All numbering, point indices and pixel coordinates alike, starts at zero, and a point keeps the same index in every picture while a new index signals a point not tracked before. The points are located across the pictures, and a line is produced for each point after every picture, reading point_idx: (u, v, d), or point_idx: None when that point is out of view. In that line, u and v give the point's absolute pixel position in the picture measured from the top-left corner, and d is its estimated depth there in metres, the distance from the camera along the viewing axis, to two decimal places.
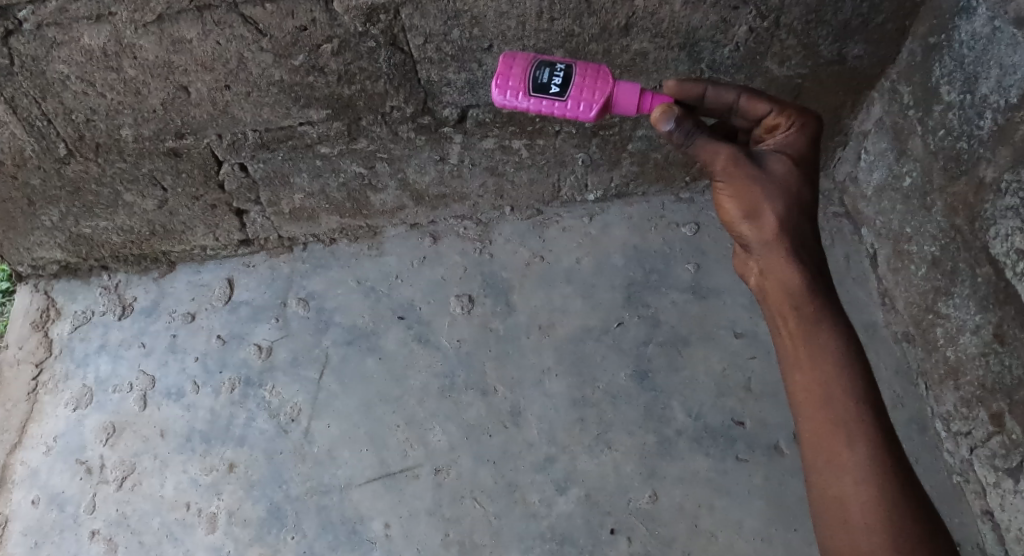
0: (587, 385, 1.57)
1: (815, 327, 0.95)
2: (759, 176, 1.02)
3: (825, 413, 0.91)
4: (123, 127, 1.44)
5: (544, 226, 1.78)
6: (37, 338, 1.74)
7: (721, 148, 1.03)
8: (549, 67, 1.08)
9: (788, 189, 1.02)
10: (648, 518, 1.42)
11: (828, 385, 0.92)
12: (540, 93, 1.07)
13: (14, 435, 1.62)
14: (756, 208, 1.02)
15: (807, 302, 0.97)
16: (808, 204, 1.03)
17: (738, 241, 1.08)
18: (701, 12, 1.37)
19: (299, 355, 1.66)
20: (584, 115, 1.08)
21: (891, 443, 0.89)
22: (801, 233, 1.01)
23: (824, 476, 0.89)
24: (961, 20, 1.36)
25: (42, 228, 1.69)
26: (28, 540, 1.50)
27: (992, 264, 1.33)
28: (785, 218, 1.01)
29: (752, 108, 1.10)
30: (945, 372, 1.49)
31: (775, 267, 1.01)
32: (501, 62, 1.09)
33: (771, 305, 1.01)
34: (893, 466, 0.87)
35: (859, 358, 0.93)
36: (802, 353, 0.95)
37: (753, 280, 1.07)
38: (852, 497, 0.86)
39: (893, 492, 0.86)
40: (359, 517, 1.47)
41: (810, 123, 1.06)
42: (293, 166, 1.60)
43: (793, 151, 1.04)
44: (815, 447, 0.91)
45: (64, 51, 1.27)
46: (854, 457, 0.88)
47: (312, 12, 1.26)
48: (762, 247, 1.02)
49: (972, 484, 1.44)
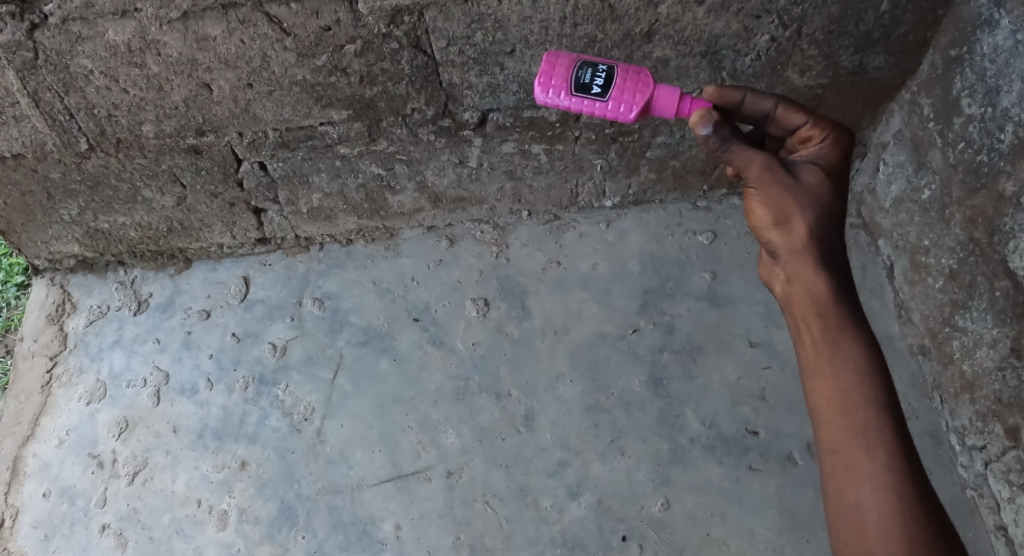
0: (602, 391, 1.56)
1: (838, 335, 0.95)
2: (791, 184, 1.01)
3: (845, 420, 0.90)
4: (145, 123, 1.44)
5: (560, 231, 1.78)
6: (52, 331, 1.74)
7: (756, 156, 1.01)
8: (592, 67, 1.08)
9: (818, 199, 1.00)
10: (659, 525, 1.42)
11: (848, 392, 0.91)
12: (582, 93, 1.06)
13: (28, 427, 1.63)
14: (787, 217, 1.00)
15: (831, 309, 0.96)
16: (838, 215, 1.01)
17: (765, 247, 1.06)
18: (724, 21, 1.37)
19: (314, 354, 1.66)
20: (623, 117, 1.07)
21: (910, 453, 0.88)
22: (829, 242, 0.99)
23: (841, 482, 0.89)
24: (983, 32, 1.35)
25: (61, 222, 1.69)
26: (38, 532, 1.51)
27: (1010, 278, 1.33)
28: (814, 227, 0.99)
29: (788, 118, 1.10)
30: (961, 386, 1.49)
31: (801, 275, 0.99)
32: (545, 60, 1.08)
33: (795, 312, 1.00)
34: (911, 476, 0.87)
35: (881, 367, 0.92)
36: (824, 359, 0.94)
37: (777, 287, 1.05)
38: (868, 503, 0.86)
39: (910, 500, 0.85)
40: (370, 518, 1.46)
41: (843, 138, 1.05)
42: (313, 166, 1.61)
43: (826, 164, 1.04)
44: (832, 452, 0.90)
45: (88, 46, 1.28)
46: (872, 464, 0.87)
47: (336, 12, 1.27)
48: (789, 255, 1.01)
49: (986, 499, 1.43)
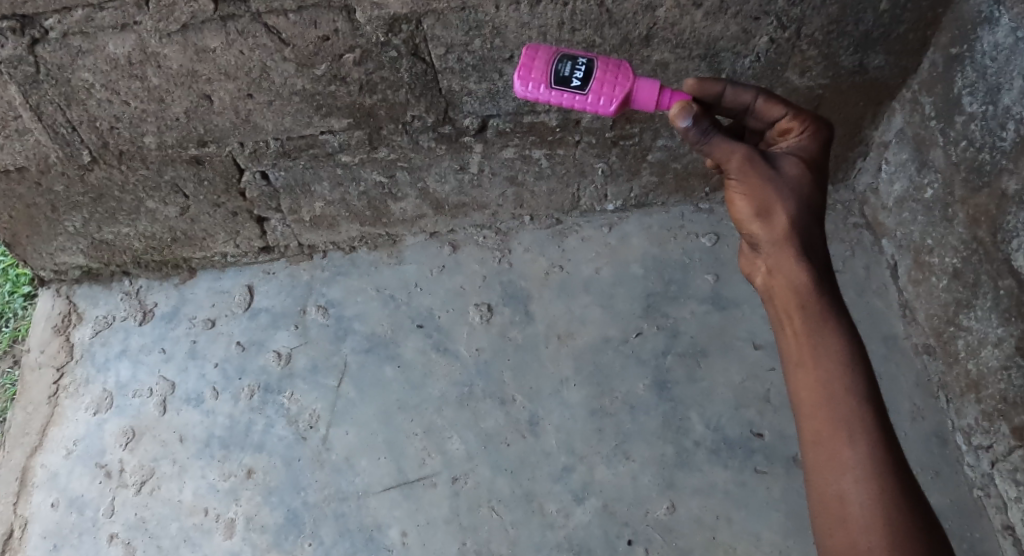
0: (606, 395, 1.57)
1: (820, 326, 0.93)
2: (772, 176, 1.00)
3: (827, 411, 0.89)
4: (147, 135, 1.45)
5: (563, 235, 1.78)
6: (59, 342, 1.75)
7: (736, 148, 1.01)
8: (571, 60, 1.07)
9: (798, 191, 1.00)
10: (665, 529, 1.42)
11: (830, 383, 0.90)
12: (561, 86, 1.06)
13: (36, 438, 1.64)
14: (768, 208, 1.00)
15: (812, 299, 0.95)
16: (818, 206, 1.01)
17: (748, 240, 1.06)
18: (722, 23, 1.37)
19: (318, 362, 1.66)
20: (603, 109, 1.06)
21: (892, 444, 0.87)
22: (810, 234, 0.99)
23: (824, 473, 0.87)
24: (984, 30, 1.35)
25: (66, 233, 1.71)
26: (47, 542, 1.52)
27: (1014, 276, 1.32)
28: (795, 218, 0.99)
29: (768, 110, 1.09)
30: (966, 385, 1.48)
31: (782, 266, 0.99)
32: (524, 54, 1.08)
33: (777, 304, 0.99)
34: (894, 467, 0.85)
35: (863, 357, 0.91)
36: (806, 350, 0.93)
37: (760, 280, 1.04)
38: (851, 494, 0.84)
39: (893, 489, 0.83)
40: (377, 525, 1.47)
41: (823, 130, 1.05)
42: (315, 175, 1.62)
43: (806, 155, 1.03)
44: (815, 444, 0.89)
45: (89, 60, 1.29)
46: (854, 455, 0.85)
47: (334, 22, 1.27)
48: (771, 247, 1.00)
49: (992, 499, 1.42)
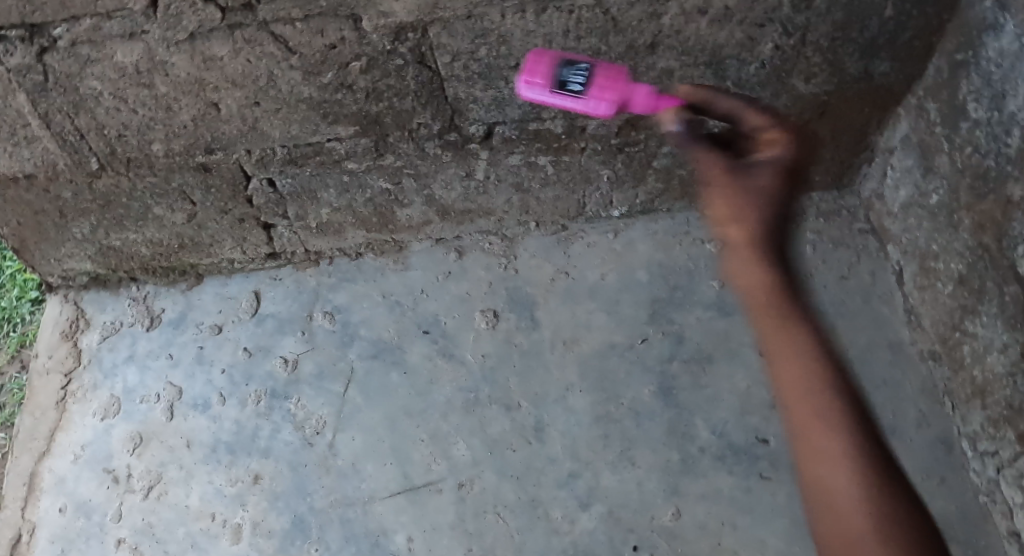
0: (611, 401, 1.57)
1: (789, 331, 0.80)
2: (725, 169, 0.88)
3: (806, 431, 0.77)
4: (155, 142, 1.46)
5: (568, 241, 1.79)
6: (66, 347, 1.76)
7: (700, 148, 0.92)
8: (573, 66, 1.15)
9: (754, 180, 0.85)
10: (670, 535, 1.42)
11: (803, 399, 0.78)
12: (560, 89, 1.14)
13: (44, 443, 1.65)
14: (727, 206, 0.86)
15: (779, 299, 0.81)
16: (787, 191, 0.85)
17: (723, 242, 0.89)
18: (728, 30, 1.37)
19: (324, 368, 1.67)
20: (599, 111, 1.12)
21: (877, 459, 0.74)
22: (777, 222, 0.84)
23: (820, 504, 0.76)
24: (989, 36, 1.34)
25: (74, 240, 1.72)
26: (55, 547, 1.52)
27: (1019, 284, 1.31)
28: (760, 208, 0.84)
29: (714, 100, 0.98)
30: (972, 392, 1.48)
31: (751, 268, 0.83)
32: (531, 59, 1.19)
33: (755, 313, 0.83)
34: (880, 488, 0.73)
35: (834, 362, 0.78)
36: (782, 365, 0.80)
37: (737, 285, 0.86)
38: (851, 524, 0.72)
39: (885, 514, 0.71)
40: (383, 531, 1.47)
41: (768, 116, 0.90)
42: (321, 181, 1.62)
43: (772, 146, 0.87)
44: (806, 472, 0.77)
45: (97, 68, 1.30)
46: (840, 476, 0.74)
47: (341, 30, 1.28)
48: (733, 248, 0.86)
49: (998, 505, 1.41)
